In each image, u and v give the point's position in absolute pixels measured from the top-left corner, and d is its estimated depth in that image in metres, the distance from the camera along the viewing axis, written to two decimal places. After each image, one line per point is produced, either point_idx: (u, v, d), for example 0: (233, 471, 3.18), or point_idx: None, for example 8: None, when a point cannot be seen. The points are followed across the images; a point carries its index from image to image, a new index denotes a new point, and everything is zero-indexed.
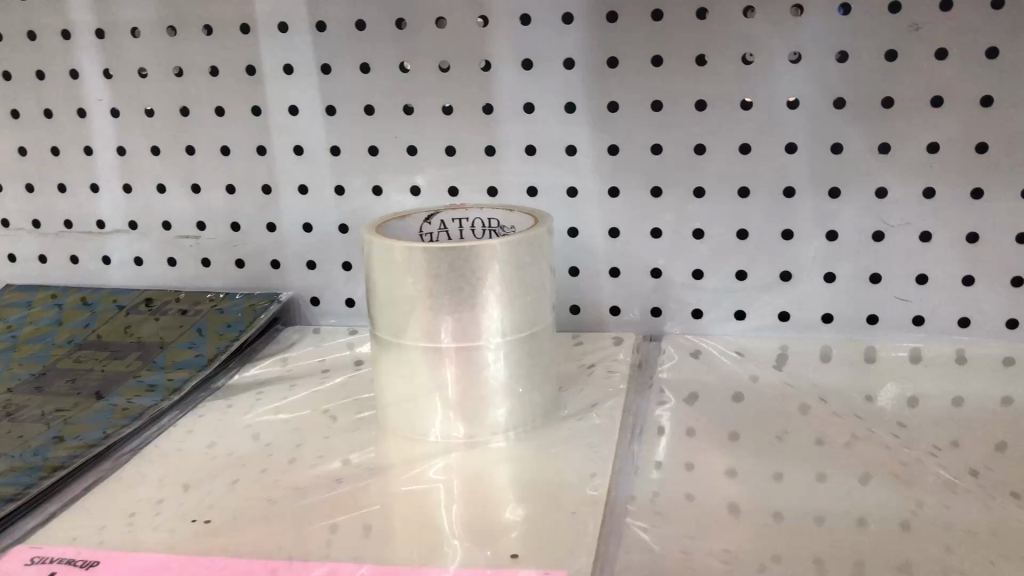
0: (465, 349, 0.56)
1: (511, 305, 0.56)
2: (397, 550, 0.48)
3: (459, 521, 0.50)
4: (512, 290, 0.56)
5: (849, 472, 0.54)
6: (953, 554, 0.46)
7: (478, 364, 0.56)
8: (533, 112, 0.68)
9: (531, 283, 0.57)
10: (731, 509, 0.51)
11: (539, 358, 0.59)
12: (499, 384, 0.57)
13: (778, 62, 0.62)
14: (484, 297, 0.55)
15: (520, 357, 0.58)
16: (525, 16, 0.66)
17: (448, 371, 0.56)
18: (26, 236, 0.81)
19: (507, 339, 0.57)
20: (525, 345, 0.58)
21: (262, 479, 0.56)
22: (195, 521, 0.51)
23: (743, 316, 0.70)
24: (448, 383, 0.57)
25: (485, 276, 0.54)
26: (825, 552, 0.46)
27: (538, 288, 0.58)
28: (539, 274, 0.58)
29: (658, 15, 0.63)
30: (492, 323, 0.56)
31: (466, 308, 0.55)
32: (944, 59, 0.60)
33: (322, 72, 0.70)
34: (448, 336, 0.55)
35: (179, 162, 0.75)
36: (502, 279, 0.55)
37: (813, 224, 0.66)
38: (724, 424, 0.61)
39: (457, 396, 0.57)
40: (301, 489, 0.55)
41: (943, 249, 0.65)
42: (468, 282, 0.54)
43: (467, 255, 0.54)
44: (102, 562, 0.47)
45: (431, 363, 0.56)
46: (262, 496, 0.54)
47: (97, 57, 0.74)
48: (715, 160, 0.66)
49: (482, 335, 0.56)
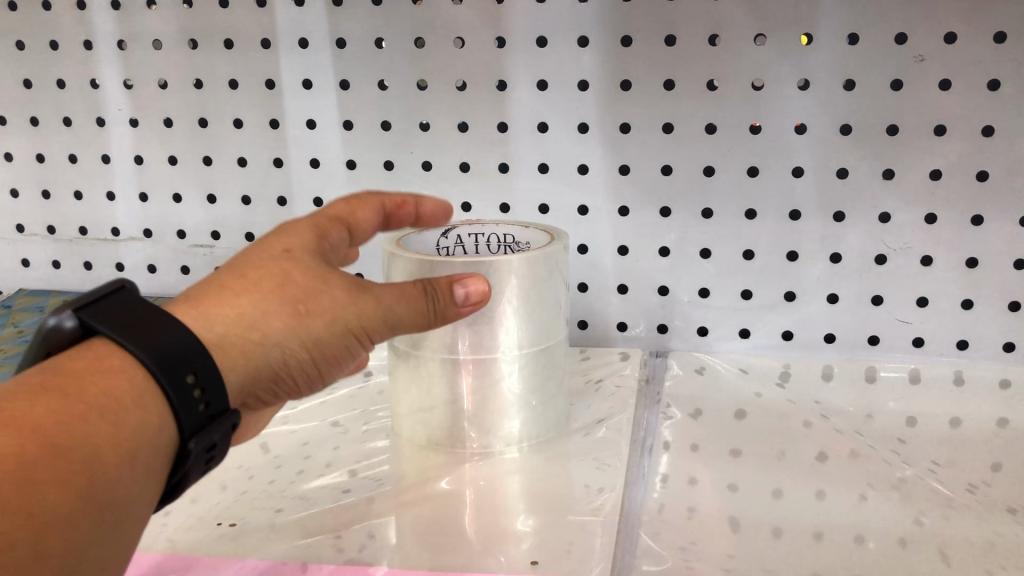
0: (481, 362, 0.57)
1: (527, 320, 0.58)
2: (409, 555, 0.49)
3: (472, 529, 0.52)
4: (528, 305, 0.57)
5: (848, 489, 0.56)
6: (949, 567, 0.47)
7: (493, 377, 0.58)
8: (547, 131, 0.70)
9: (546, 298, 0.58)
10: (732, 522, 0.52)
11: (552, 371, 0.61)
12: (513, 397, 0.59)
13: (787, 87, 0.64)
14: (501, 311, 0.56)
15: (534, 369, 0.59)
16: (541, 38, 0.67)
17: (464, 383, 0.58)
18: (40, 242, 0.83)
19: (523, 352, 0.58)
20: (539, 358, 0.59)
21: (270, 489, 0.58)
22: (220, 524, 0.53)
23: (747, 334, 0.72)
24: (464, 395, 0.58)
25: (503, 290, 0.56)
26: (823, 565, 0.48)
27: (553, 303, 0.59)
28: (554, 290, 0.59)
29: (671, 40, 0.65)
30: (508, 336, 0.57)
31: (483, 321, 0.56)
32: (948, 89, 0.62)
33: (341, 88, 0.72)
34: (465, 348, 0.57)
35: (196, 172, 0.77)
36: (520, 294, 0.57)
37: (817, 247, 0.68)
38: (728, 439, 0.62)
39: (472, 407, 0.58)
40: (309, 499, 0.56)
41: (944, 273, 0.66)
42: (487, 295, 0.56)
43: (486, 269, 0.55)
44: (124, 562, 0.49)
45: (447, 374, 0.58)
46: (271, 505, 0.55)
47: (119, 67, 0.75)
48: (723, 182, 0.68)
49: (498, 348, 0.57)
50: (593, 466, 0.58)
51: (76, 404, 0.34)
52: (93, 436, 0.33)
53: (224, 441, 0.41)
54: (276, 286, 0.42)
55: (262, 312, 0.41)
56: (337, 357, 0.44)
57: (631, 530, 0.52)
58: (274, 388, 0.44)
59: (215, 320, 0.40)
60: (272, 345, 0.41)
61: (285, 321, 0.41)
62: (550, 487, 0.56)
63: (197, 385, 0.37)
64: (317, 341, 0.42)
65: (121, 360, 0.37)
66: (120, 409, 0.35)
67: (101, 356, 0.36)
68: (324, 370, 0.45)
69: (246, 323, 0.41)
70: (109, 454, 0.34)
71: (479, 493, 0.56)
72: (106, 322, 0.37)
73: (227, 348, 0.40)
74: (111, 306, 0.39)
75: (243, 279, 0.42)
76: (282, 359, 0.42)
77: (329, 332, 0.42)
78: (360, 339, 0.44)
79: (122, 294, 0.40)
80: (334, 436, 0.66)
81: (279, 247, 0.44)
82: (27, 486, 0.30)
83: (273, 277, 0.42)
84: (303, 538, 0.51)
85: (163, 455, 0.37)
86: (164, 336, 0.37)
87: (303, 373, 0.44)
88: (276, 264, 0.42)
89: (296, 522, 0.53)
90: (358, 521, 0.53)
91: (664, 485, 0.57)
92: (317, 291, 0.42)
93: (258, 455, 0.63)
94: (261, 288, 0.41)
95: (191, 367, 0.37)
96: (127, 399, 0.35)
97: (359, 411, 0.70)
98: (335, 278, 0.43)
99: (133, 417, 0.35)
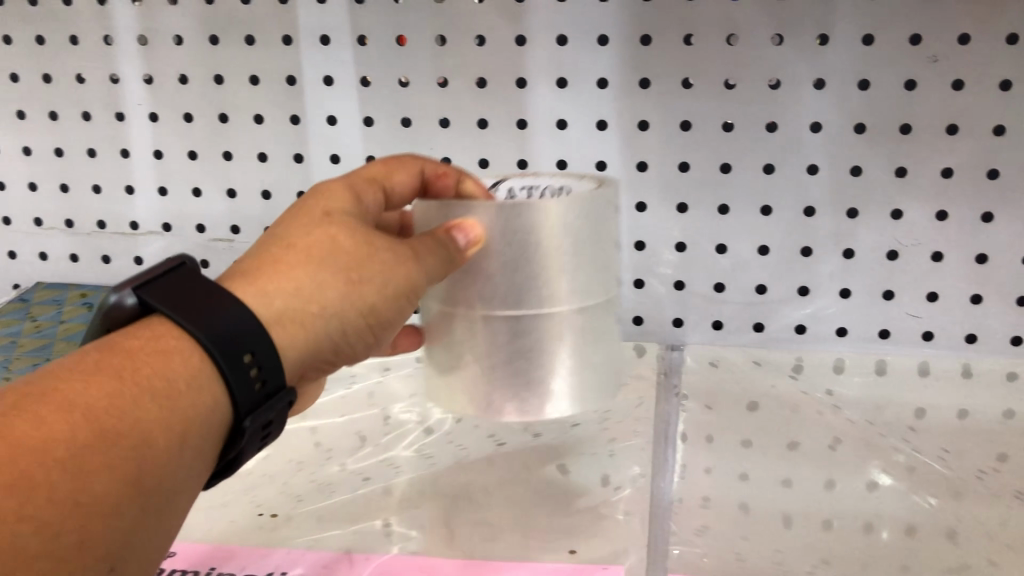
0: (523, 322, 0.48)
1: (579, 274, 0.48)
2: (456, 550, 0.55)
3: (512, 528, 0.57)
4: (583, 251, 0.48)
5: (857, 479, 0.59)
6: (957, 546, 0.51)
7: (541, 339, 0.48)
8: (566, 127, 0.71)
9: (597, 243, 0.49)
10: (743, 507, 0.57)
11: (607, 331, 0.51)
12: (569, 362, 0.49)
13: (803, 86, 0.66)
14: (548, 263, 0.47)
15: (591, 328, 0.50)
16: (562, 37, 0.68)
17: (503, 347, 0.48)
18: (59, 235, 0.84)
19: (577, 307, 0.48)
20: (594, 313, 0.50)
21: (305, 496, 0.63)
22: (266, 515, 0.61)
23: (761, 328, 0.74)
24: (505, 364, 0.49)
25: (548, 233, 0.47)
26: (831, 552, 0.52)
27: (606, 255, 0.50)
28: (605, 239, 0.50)
29: (690, 39, 0.66)
30: (557, 294, 0.48)
31: (522, 274, 0.47)
32: (961, 90, 0.63)
33: (362, 84, 0.73)
34: (502, 307, 0.48)
35: (216, 166, 0.78)
36: (570, 238, 0.47)
37: (831, 242, 0.70)
38: (740, 429, 0.65)
39: (519, 379, 0.49)
40: (349, 505, 0.61)
41: (953, 269, 0.68)
42: (528, 243, 0.47)
43: (520, 210, 0.46)
44: (179, 554, 0.56)
45: (484, 341, 0.49)
46: (312, 513, 0.60)
47: (140, 63, 0.76)
48: (738, 179, 0.69)
49: (548, 302, 0.47)
50: (618, 462, 0.63)
51: (131, 386, 0.36)
52: (147, 421, 0.36)
53: (280, 417, 0.44)
54: (327, 256, 0.44)
55: (319, 286, 0.43)
56: (389, 323, 0.48)
57: (655, 523, 0.56)
58: (331, 358, 0.47)
59: (272, 294, 0.42)
60: (332, 316, 0.44)
61: (341, 292, 0.44)
62: (574, 488, 0.61)
63: (254, 363, 0.40)
64: (371, 307, 0.46)
65: (182, 341, 0.39)
66: (175, 392, 0.37)
67: (163, 335, 0.39)
68: (376, 337, 0.49)
69: (304, 299, 0.43)
70: (160, 442, 0.36)
71: (513, 492, 0.61)
72: (168, 302, 0.40)
73: (286, 321, 0.43)
74: (175, 284, 0.42)
75: (294, 250, 0.44)
76: (340, 329, 0.45)
77: (382, 298, 0.46)
78: (408, 297, 0.47)
79: (179, 274, 0.43)
80: (355, 435, 0.71)
81: (320, 213, 0.46)
82: (64, 476, 0.32)
83: (324, 247, 0.44)
84: (321, 532, 0.58)
85: (216, 433, 0.40)
86: (219, 317, 0.40)
87: (358, 341, 0.47)
88: (323, 233, 0.45)
89: (313, 516, 0.60)
90: (368, 517, 0.59)
91: (682, 476, 0.60)
92: (364, 258, 0.45)
93: (303, 468, 0.67)
94: (313, 259, 0.44)
95: (247, 347, 0.40)
96: (178, 381, 0.38)
97: (379, 412, 0.75)
98: (381, 246, 0.46)
99: (185, 401, 0.38)
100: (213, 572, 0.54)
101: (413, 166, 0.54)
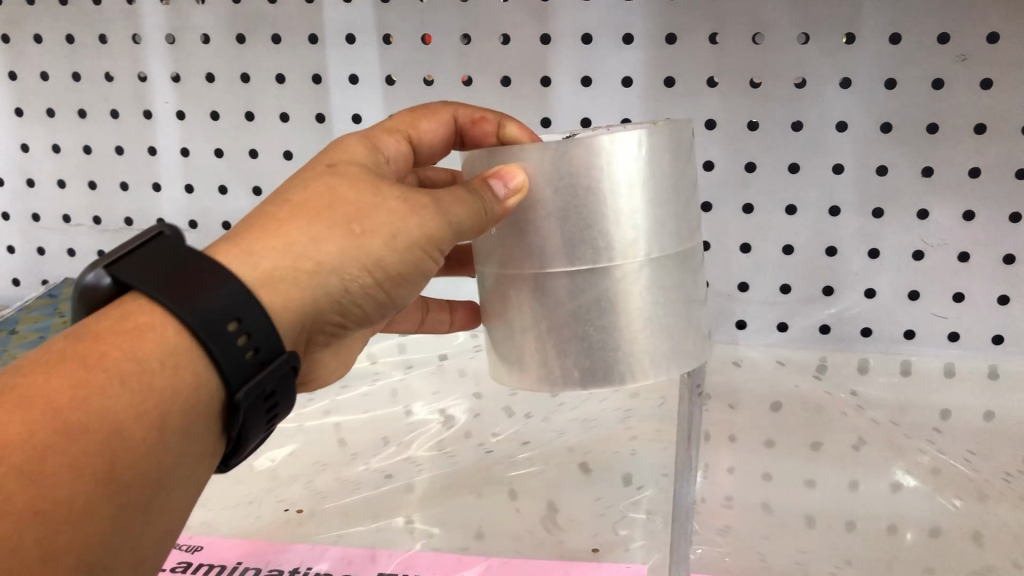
0: (589, 276, 0.44)
1: (650, 210, 0.44)
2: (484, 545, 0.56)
3: (537, 522, 0.58)
4: (648, 192, 0.44)
5: (880, 478, 0.58)
6: (982, 549, 0.51)
7: (610, 294, 0.44)
8: (590, 126, 0.71)
9: (664, 182, 0.45)
10: (765, 508, 0.57)
11: (686, 281, 0.47)
12: (645, 317, 0.45)
13: (828, 85, 0.65)
14: (614, 201, 0.43)
15: (668, 278, 0.45)
16: (586, 36, 0.69)
17: (573, 296, 0.45)
18: (87, 231, 0.85)
19: (648, 256, 0.44)
20: (668, 262, 0.45)
21: (327, 491, 0.64)
22: (289, 509, 0.62)
23: (785, 328, 0.74)
24: (575, 323, 0.45)
25: (611, 175, 0.43)
26: (854, 553, 0.52)
27: (678, 191, 0.46)
28: (674, 173, 0.45)
29: (715, 37, 0.66)
30: (627, 233, 0.43)
31: (583, 222, 0.43)
32: (989, 89, 0.62)
33: (387, 83, 0.73)
34: (565, 260, 0.44)
35: (241, 164, 0.78)
36: (632, 179, 0.43)
37: (856, 242, 0.69)
38: (761, 430, 0.65)
39: (592, 339, 0.45)
40: (374, 499, 0.62)
41: (980, 269, 0.68)
42: (591, 181, 0.43)
43: (573, 150, 0.42)
44: (204, 547, 0.57)
45: (553, 293, 0.45)
46: (336, 508, 0.61)
47: (167, 62, 0.77)
48: (763, 178, 0.69)
49: (614, 252, 0.43)
50: (643, 461, 0.63)
51: (95, 372, 0.35)
52: (112, 412, 0.34)
53: (284, 386, 0.41)
54: (326, 208, 0.42)
55: (313, 239, 0.41)
56: (405, 279, 0.45)
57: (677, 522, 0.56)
58: (343, 315, 0.45)
59: (261, 253, 0.40)
60: (329, 272, 0.41)
61: (339, 245, 0.41)
62: (598, 486, 0.61)
63: (240, 333, 0.38)
64: (375, 261, 0.43)
65: (156, 315, 0.37)
66: (148, 373, 0.36)
67: (135, 311, 0.37)
68: (394, 297, 0.46)
69: (295, 253, 0.41)
70: (134, 428, 0.35)
71: (540, 483, 0.62)
72: (136, 274, 0.38)
73: (279, 278, 0.40)
74: (149, 253, 0.39)
75: (289, 206, 0.42)
76: (341, 285, 0.43)
77: (386, 250, 0.43)
78: (428, 250, 0.44)
79: (156, 239, 0.40)
80: (378, 432, 0.72)
81: (323, 167, 0.44)
82: (22, 485, 0.32)
83: (324, 199, 0.42)
84: (345, 528, 0.59)
85: (204, 408, 0.38)
86: (195, 291, 0.37)
87: (368, 298, 0.45)
88: (323, 183, 0.43)
89: (337, 511, 0.61)
90: (391, 514, 0.60)
91: (705, 475, 0.61)
92: (371, 208, 0.42)
93: (328, 464, 0.68)
94: (311, 212, 0.41)
95: (230, 316, 0.37)
96: (150, 364, 0.36)
97: (401, 408, 0.75)
98: (388, 192, 0.43)
99: (158, 383, 0.36)
100: (239, 565, 0.55)
101: (445, 114, 0.57)
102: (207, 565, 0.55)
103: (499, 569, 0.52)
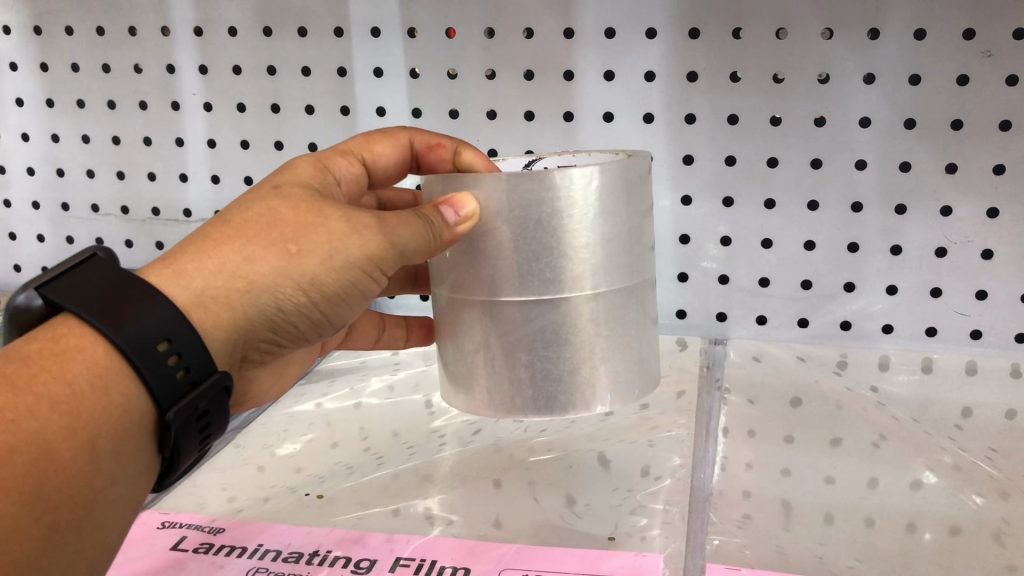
0: (536, 305, 0.48)
1: (600, 247, 0.48)
2: (501, 531, 0.56)
3: (556, 509, 0.58)
4: (601, 228, 0.48)
5: (901, 478, 0.59)
6: (1005, 549, 0.51)
7: (556, 322, 0.48)
8: (613, 120, 0.71)
9: (618, 222, 0.49)
10: (785, 504, 0.57)
11: (632, 317, 0.51)
12: (588, 345, 0.49)
13: (851, 81, 0.65)
14: (566, 236, 0.47)
15: (614, 311, 0.49)
16: (610, 29, 0.69)
17: (523, 325, 0.48)
18: (114, 221, 0.86)
19: (595, 291, 0.48)
20: (614, 298, 0.49)
21: (347, 475, 0.64)
22: (309, 495, 0.62)
23: (806, 323, 0.74)
24: (522, 350, 0.49)
25: (566, 209, 0.46)
26: (875, 551, 0.52)
27: (629, 229, 0.49)
28: (627, 212, 0.49)
29: (739, 32, 0.66)
30: (576, 267, 0.47)
31: (534, 254, 0.47)
32: (1015, 85, 0.62)
33: (411, 76, 0.74)
34: (515, 290, 0.48)
35: (267, 156, 0.79)
36: (586, 216, 0.47)
37: (878, 239, 0.69)
38: (782, 425, 0.66)
39: (534, 368, 0.49)
40: (392, 485, 0.63)
41: (1003, 267, 0.67)
42: (546, 215, 0.46)
43: (531, 186, 0.46)
44: (226, 529, 0.58)
45: (501, 320, 0.49)
46: (358, 494, 0.62)
47: (195, 54, 0.78)
48: (785, 174, 0.69)
49: (563, 283, 0.47)
50: (661, 453, 0.63)
51: (28, 396, 0.40)
52: (45, 432, 0.39)
53: (210, 405, 0.47)
54: (264, 231, 0.46)
55: (248, 260, 0.45)
56: (341, 299, 0.49)
57: (693, 512, 0.56)
58: (281, 330, 0.50)
59: (195, 273, 0.45)
60: (262, 290, 0.46)
61: (273, 265, 0.45)
62: (616, 476, 0.61)
63: (170, 353, 0.44)
64: (312, 280, 0.47)
65: (86, 338, 0.42)
66: (76, 394, 0.41)
67: (67, 334, 0.42)
68: (329, 316, 0.51)
69: (228, 272, 0.45)
70: (63, 449, 0.40)
71: (557, 475, 0.62)
72: (73, 298, 0.43)
73: (214, 297, 0.45)
74: (79, 281, 0.44)
75: (227, 226, 0.46)
76: (275, 303, 0.47)
77: (323, 269, 0.46)
78: (367, 272, 0.48)
79: (92, 265, 0.46)
80: (396, 420, 0.73)
81: (267, 190, 0.48)
82: None
83: (262, 222, 0.46)
84: (364, 510, 0.60)
85: (131, 428, 0.44)
86: (131, 315, 0.43)
87: (303, 317, 0.49)
88: (263, 206, 0.47)
89: (355, 495, 0.62)
90: (411, 497, 0.61)
91: (723, 468, 0.61)
92: (309, 230, 0.46)
93: (346, 447, 0.69)
94: (247, 234, 0.46)
95: (163, 335, 0.43)
96: (83, 384, 0.41)
97: (422, 399, 0.76)
98: (330, 215, 0.47)
99: (91, 401, 0.41)
100: (260, 547, 0.55)
101: (401, 138, 0.61)
102: (227, 547, 0.56)
103: (512, 556, 0.52)
